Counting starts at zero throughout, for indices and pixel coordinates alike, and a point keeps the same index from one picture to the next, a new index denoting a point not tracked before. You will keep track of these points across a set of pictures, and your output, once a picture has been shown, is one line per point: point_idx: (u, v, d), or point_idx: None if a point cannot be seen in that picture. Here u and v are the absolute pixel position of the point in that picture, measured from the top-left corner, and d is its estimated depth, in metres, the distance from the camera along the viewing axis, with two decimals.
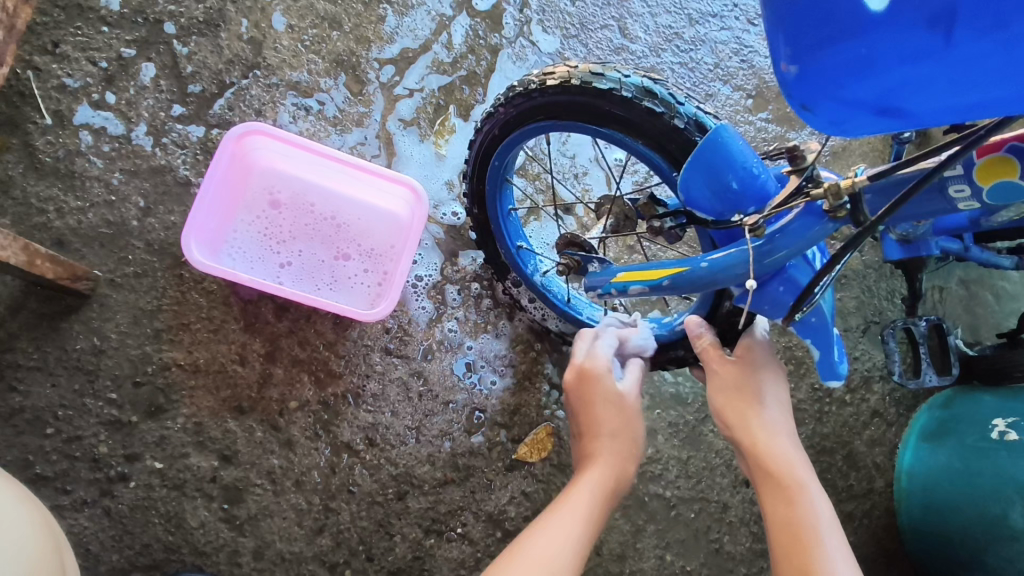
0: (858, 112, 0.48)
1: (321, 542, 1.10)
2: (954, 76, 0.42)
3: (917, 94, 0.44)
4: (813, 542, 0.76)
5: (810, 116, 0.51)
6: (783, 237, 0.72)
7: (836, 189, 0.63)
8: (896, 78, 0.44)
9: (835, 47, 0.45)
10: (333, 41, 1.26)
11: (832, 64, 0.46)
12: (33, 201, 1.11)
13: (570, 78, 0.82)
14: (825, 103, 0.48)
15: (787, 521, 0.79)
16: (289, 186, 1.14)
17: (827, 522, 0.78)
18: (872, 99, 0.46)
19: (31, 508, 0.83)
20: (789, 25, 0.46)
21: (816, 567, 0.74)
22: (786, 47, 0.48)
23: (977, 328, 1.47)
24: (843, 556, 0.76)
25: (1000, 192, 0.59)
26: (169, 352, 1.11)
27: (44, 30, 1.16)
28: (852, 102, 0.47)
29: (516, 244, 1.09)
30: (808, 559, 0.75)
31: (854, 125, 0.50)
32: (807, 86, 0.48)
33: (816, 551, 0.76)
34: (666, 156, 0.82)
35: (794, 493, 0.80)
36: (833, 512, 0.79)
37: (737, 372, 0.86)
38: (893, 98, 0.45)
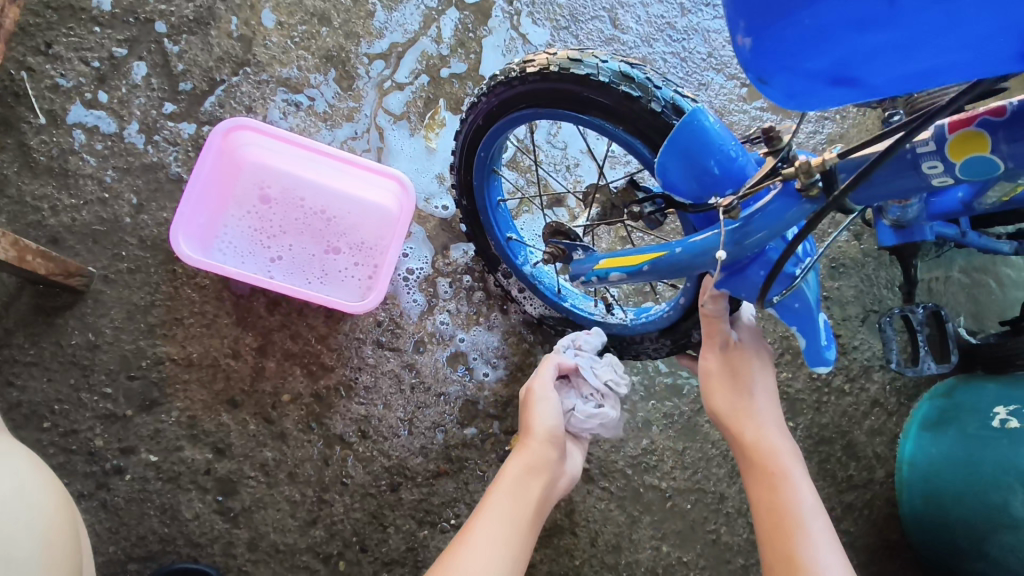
0: (814, 84, 0.48)
1: (315, 533, 1.11)
2: (904, 40, 0.42)
3: (869, 61, 0.45)
4: (796, 527, 0.76)
5: (768, 90, 0.51)
6: (760, 219, 0.71)
7: (807, 167, 0.62)
8: (847, 46, 0.44)
9: (788, 17, 0.45)
10: (323, 38, 1.27)
11: (784, 34, 0.46)
12: (29, 199, 1.13)
13: (549, 65, 0.82)
14: (782, 76, 0.48)
15: (770, 507, 0.79)
16: (279, 181, 1.15)
17: (811, 507, 0.78)
18: (826, 70, 0.47)
19: (47, 483, 0.84)
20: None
21: (797, 551, 0.74)
22: (741, 21, 0.47)
23: (979, 316, 1.45)
24: (827, 539, 0.76)
25: (972, 167, 0.59)
26: (163, 347, 1.12)
27: (37, 31, 1.18)
28: (807, 74, 0.47)
29: (505, 235, 1.08)
30: (790, 543, 0.76)
31: (812, 97, 0.50)
32: (763, 59, 0.48)
33: (799, 535, 0.76)
34: (646, 141, 0.82)
35: (778, 480, 0.80)
36: (818, 499, 0.79)
37: (729, 360, 0.86)
38: (847, 68, 0.46)
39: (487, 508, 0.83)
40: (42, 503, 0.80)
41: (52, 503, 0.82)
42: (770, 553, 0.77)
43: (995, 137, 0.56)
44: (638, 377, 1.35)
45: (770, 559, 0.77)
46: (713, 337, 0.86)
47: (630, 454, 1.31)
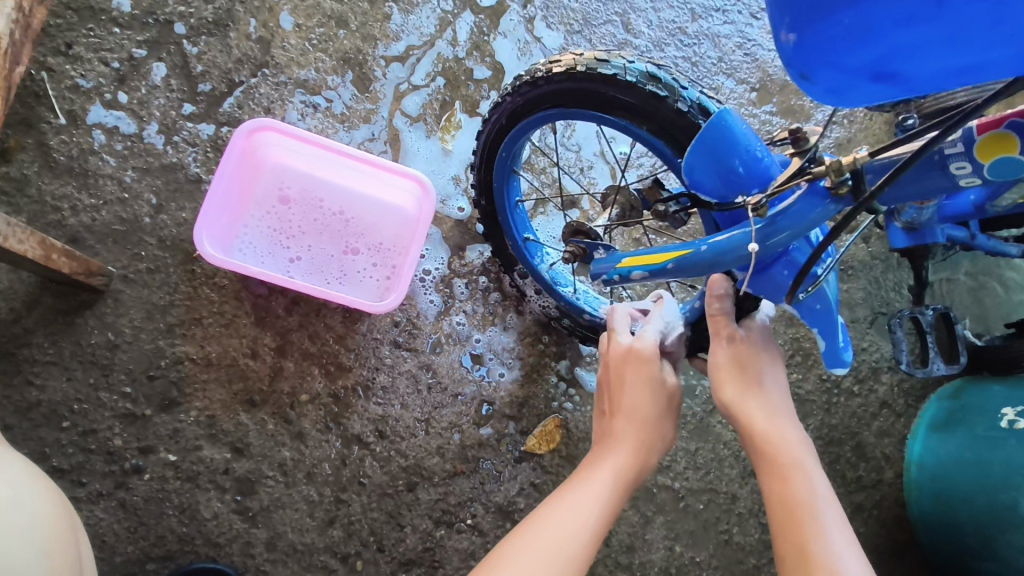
0: (854, 79, 0.49)
1: (333, 533, 1.11)
2: (947, 38, 0.43)
3: (910, 58, 0.46)
4: (809, 518, 0.76)
5: (809, 85, 0.52)
6: (785, 219, 0.72)
7: (837, 165, 0.64)
8: (890, 44, 0.45)
9: (833, 14, 0.46)
10: (340, 40, 1.27)
11: (826, 32, 0.47)
12: (48, 199, 1.13)
13: (576, 65, 0.83)
14: (823, 71, 0.50)
15: (782, 497, 0.79)
16: (298, 182, 1.15)
17: (824, 497, 0.78)
18: (867, 66, 0.48)
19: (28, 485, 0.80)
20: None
21: (810, 542, 0.74)
22: (786, 18, 0.49)
23: (984, 319, 1.47)
24: (841, 530, 0.76)
25: (1000, 168, 0.60)
26: (182, 347, 1.12)
27: (57, 32, 1.18)
28: (847, 69, 0.48)
29: (523, 235, 1.10)
30: (804, 533, 0.76)
31: (852, 92, 0.51)
32: (805, 55, 0.50)
33: (811, 525, 0.76)
34: (671, 142, 0.83)
35: (789, 471, 0.80)
36: (831, 488, 0.79)
37: (736, 351, 0.87)
38: (887, 63, 0.47)
39: (545, 519, 0.79)
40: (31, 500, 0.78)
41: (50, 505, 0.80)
42: (784, 545, 0.77)
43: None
44: None
45: (783, 551, 0.77)
46: (717, 331, 0.87)
47: None
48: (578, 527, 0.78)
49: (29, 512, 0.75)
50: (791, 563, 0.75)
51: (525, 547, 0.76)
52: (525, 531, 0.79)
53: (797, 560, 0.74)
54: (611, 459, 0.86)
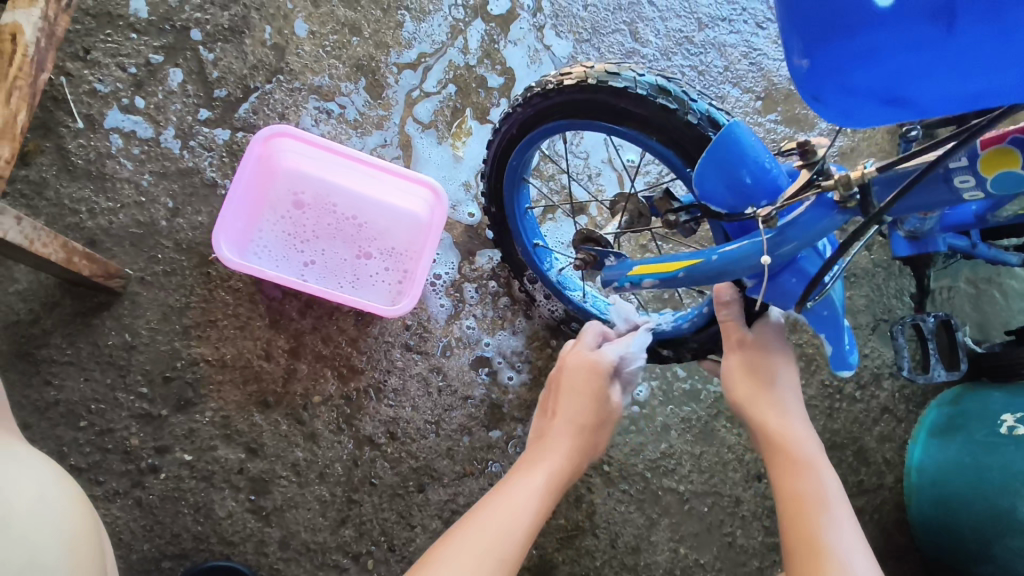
0: (864, 103, 0.51)
1: (345, 532, 1.13)
2: (956, 64, 0.45)
3: (921, 84, 0.47)
4: (819, 513, 0.78)
5: (821, 107, 0.54)
6: (793, 230, 0.75)
7: (846, 180, 0.66)
8: (901, 68, 0.47)
9: (845, 39, 0.48)
10: (353, 47, 1.29)
11: (839, 54, 0.49)
12: (67, 202, 1.15)
13: (586, 77, 0.86)
14: (836, 94, 0.52)
15: (792, 493, 0.81)
16: (312, 186, 1.17)
17: (834, 494, 0.80)
18: (877, 90, 0.50)
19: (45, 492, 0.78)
20: (800, 22, 0.50)
21: (819, 534, 0.76)
22: (799, 42, 0.51)
23: (984, 326, 1.49)
24: (850, 526, 0.77)
25: (1003, 182, 0.62)
26: (197, 349, 1.14)
27: (76, 37, 1.20)
28: (858, 93, 0.51)
29: (532, 242, 1.12)
30: (814, 527, 0.77)
31: (863, 116, 0.52)
32: (817, 79, 0.52)
33: (821, 520, 0.77)
34: (681, 152, 0.85)
35: (800, 468, 0.83)
36: (841, 487, 0.81)
37: (747, 353, 0.89)
38: (898, 87, 0.48)
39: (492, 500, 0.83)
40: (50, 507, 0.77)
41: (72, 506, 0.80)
42: (793, 538, 0.79)
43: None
44: (657, 382, 1.38)
45: (792, 544, 0.78)
46: (729, 335, 0.89)
47: (649, 458, 1.34)
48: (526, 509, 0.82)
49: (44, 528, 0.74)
50: (799, 554, 0.76)
51: (477, 521, 0.79)
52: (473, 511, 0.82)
53: (805, 551, 0.76)
54: (549, 456, 0.91)
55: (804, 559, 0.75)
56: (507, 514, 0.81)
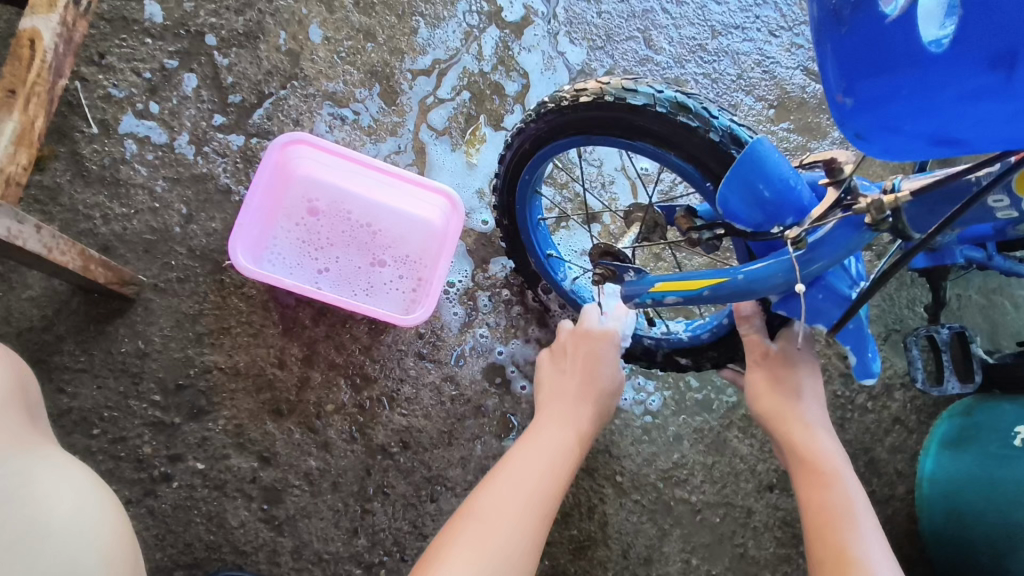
0: (914, 141, 0.49)
1: (357, 542, 1.12)
2: (1015, 110, 0.43)
3: (973, 127, 0.46)
4: (848, 524, 0.77)
5: (864, 144, 0.52)
6: (821, 249, 0.76)
7: (879, 204, 0.65)
8: (952, 114, 0.45)
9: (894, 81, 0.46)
10: (368, 53, 1.29)
11: (885, 97, 0.47)
12: (81, 207, 1.14)
13: (603, 94, 0.85)
14: (880, 133, 0.50)
15: (820, 504, 0.80)
16: (326, 193, 1.16)
17: (861, 505, 0.79)
18: (929, 131, 0.48)
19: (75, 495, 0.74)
20: (845, 62, 0.48)
21: (848, 544, 0.75)
22: (842, 81, 0.49)
23: (996, 336, 1.48)
24: (879, 538, 0.76)
25: None
26: (210, 356, 1.13)
27: (91, 42, 1.20)
28: (908, 132, 0.49)
29: (545, 252, 1.12)
30: (842, 536, 0.76)
31: (909, 152, 0.51)
32: (862, 117, 0.50)
33: (849, 530, 0.77)
34: (703, 168, 0.84)
35: (826, 479, 0.82)
36: (868, 498, 0.80)
37: (772, 365, 0.88)
38: (948, 130, 0.47)
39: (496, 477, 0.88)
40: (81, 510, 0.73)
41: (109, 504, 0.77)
42: (820, 549, 0.78)
43: None
44: (669, 391, 1.37)
45: (819, 556, 0.77)
46: (753, 347, 0.88)
47: (661, 468, 1.33)
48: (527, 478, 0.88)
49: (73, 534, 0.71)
50: (826, 565, 0.75)
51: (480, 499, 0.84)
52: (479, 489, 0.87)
53: (835, 563, 0.75)
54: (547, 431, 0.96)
55: (833, 568, 0.74)
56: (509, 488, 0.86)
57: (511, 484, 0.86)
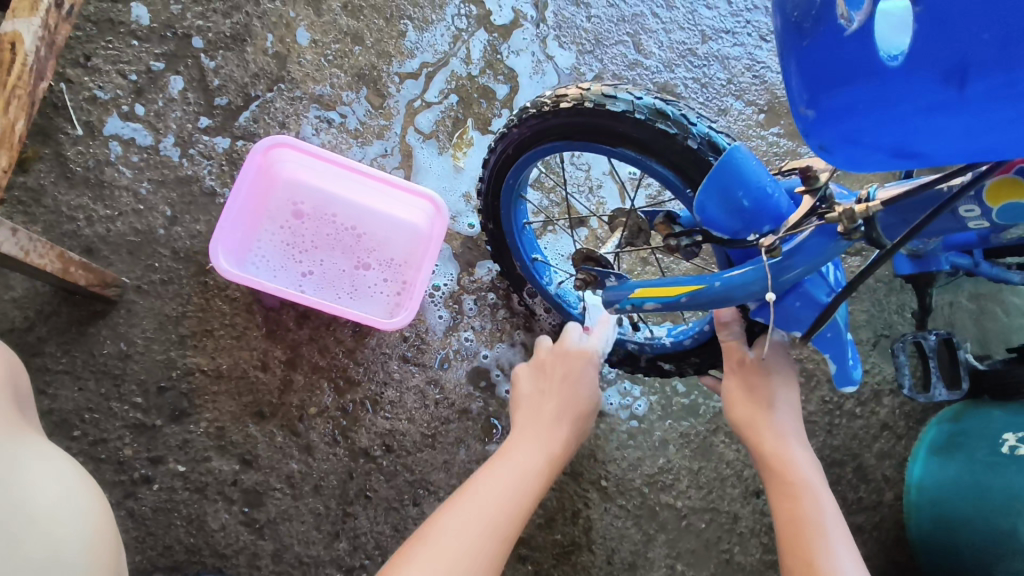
0: (873, 155, 0.49)
1: (339, 546, 1.12)
2: (970, 124, 0.42)
3: (932, 139, 0.45)
4: (817, 537, 0.77)
5: (827, 156, 0.51)
6: (798, 257, 0.75)
7: (850, 213, 0.64)
8: (911, 125, 0.45)
9: (853, 92, 0.46)
10: (355, 56, 1.29)
11: (846, 108, 0.47)
12: (64, 209, 1.14)
13: (583, 100, 0.85)
14: (842, 145, 0.49)
15: (791, 516, 0.80)
16: (311, 197, 1.16)
17: (831, 517, 0.79)
18: (888, 144, 0.47)
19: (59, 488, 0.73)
20: (807, 71, 0.48)
21: (818, 558, 0.75)
22: (804, 91, 0.49)
23: (986, 342, 1.48)
24: (848, 552, 0.76)
25: (1009, 212, 0.61)
26: (193, 358, 1.13)
27: (78, 44, 1.20)
28: (867, 145, 0.48)
29: (531, 257, 1.11)
30: (812, 550, 0.76)
31: (871, 165, 0.50)
32: (824, 129, 0.49)
33: (820, 543, 0.76)
34: (681, 176, 0.84)
35: (798, 490, 0.82)
36: (839, 510, 0.80)
37: (747, 374, 0.88)
38: (908, 142, 0.46)
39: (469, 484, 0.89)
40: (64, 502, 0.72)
41: (97, 500, 0.76)
42: (792, 562, 0.78)
43: None
44: (656, 396, 1.37)
45: (791, 569, 0.77)
46: (730, 356, 0.88)
47: (646, 473, 1.33)
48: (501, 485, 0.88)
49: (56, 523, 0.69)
50: None
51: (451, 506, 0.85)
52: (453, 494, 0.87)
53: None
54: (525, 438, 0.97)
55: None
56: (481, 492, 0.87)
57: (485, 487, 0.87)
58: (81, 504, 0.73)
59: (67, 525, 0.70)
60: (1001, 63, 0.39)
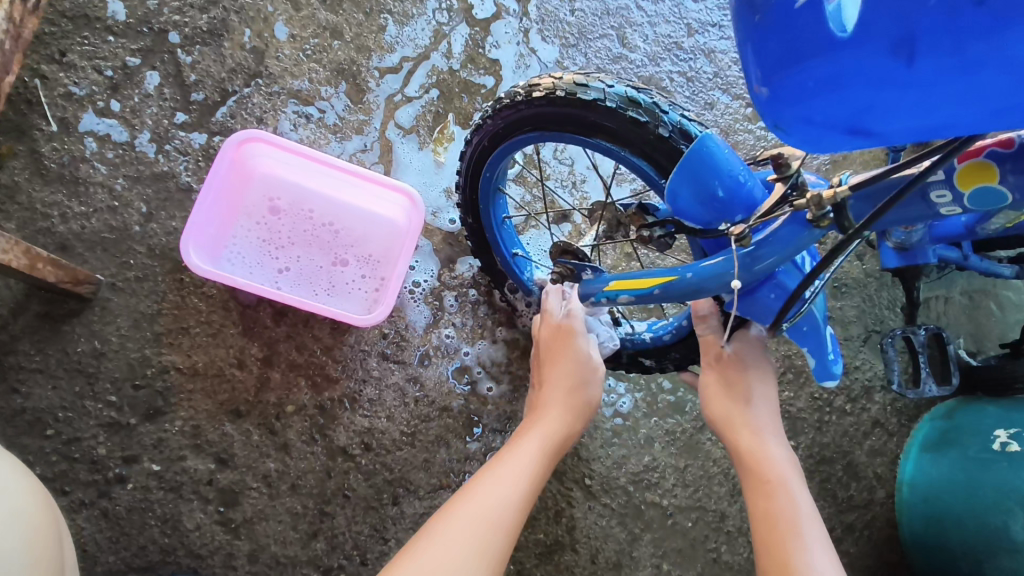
0: (826, 133, 0.48)
1: (316, 546, 1.10)
2: (920, 98, 0.43)
3: (885, 116, 0.45)
4: (791, 534, 0.75)
5: (783, 136, 0.51)
6: (769, 246, 0.73)
7: (818, 199, 0.63)
8: (864, 101, 0.45)
9: (805, 69, 0.45)
10: (334, 51, 1.28)
11: (799, 86, 0.46)
12: (38, 206, 1.13)
13: (555, 89, 0.84)
14: (797, 125, 0.49)
15: (766, 513, 0.78)
16: (288, 192, 1.15)
17: (807, 514, 0.77)
18: (841, 122, 0.47)
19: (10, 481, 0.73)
20: (757, 49, 0.47)
21: (791, 557, 0.73)
22: (755, 70, 0.48)
23: (980, 338, 1.45)
24: (823, 549, 0.74)
25: (980, 197, 0.59)
26: (168, 356, 1.12)
27: (52, 40, 1.19)
28: (821, 123, 0.48)
29: (511, 252, 1.10)
30: (786, 548, 0.74)
31: (827, 144, 0.50)
32: (778, 108, 0.48)
33: (794, 541, 0.74)
34: (655, 165, 0.82)
35: (774, 487, 0.80)
36: (816, 508, 0.78)
37: (724, 369, 0.87)
38: (862, 119, 0.46)
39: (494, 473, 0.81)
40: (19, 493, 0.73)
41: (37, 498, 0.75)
42: (766, 561, 0.76)
43: (1003, 169, 0.57)
44: (641, 393, 1.35)
45: (765, 569, 0.75)
46: (707, 350, 0.87)
47: (631, 471, 1.31)
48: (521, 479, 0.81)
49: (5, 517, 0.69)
50: None
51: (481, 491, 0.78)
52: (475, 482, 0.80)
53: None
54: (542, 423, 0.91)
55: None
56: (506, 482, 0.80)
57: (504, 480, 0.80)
58: (19, 499, 0.72)
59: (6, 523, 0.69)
60: (949, 32, 0.39)
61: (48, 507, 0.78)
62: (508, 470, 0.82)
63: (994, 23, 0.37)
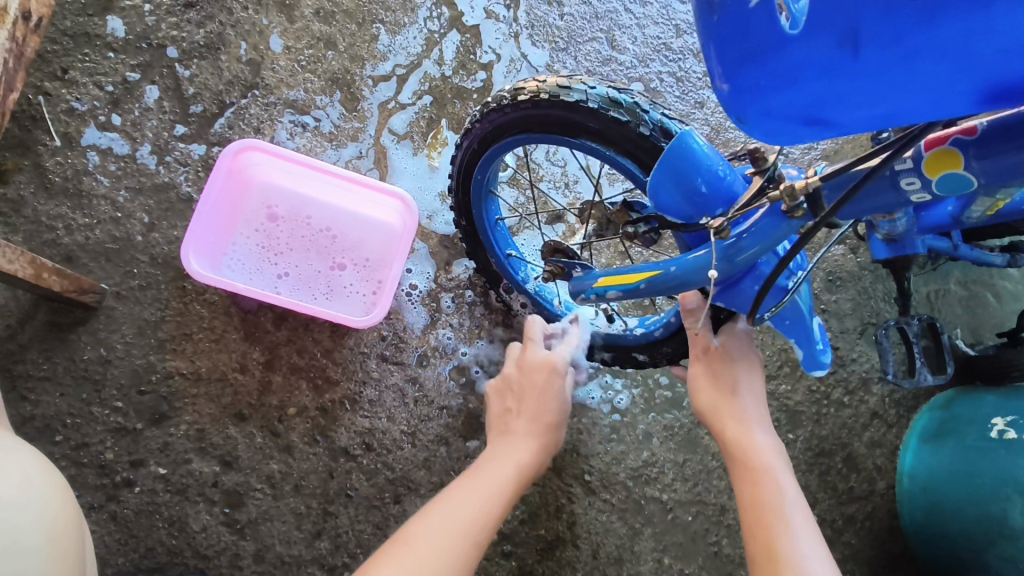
0: (789, 124, 0.51)
1: (320, 545, 1.12)
2: (870, 86, 0.45)
3: (838, 106, 0.48)
4: (777, 519, 0.77)
5: (746, 128, 0.53)
6: (749, 238, 0.74)
7: (791, 190, 0.65)
8: (818, 93, 0.47)
9: (761, 66, 0.47)
10: (328, 61, 1.31)
11: (757, 80, 0.48)
12: (44, 219, 1.17)
13: (539, 91, 0.86)
14: (758, 118, 0.51)
15: (752, 499, 0.80)
16: (285, 200, 1.18)
17: (793, 499, 0.79)
18: (800, 112, 0.50)
19: (43, 476, 0.77)
20: (716, 46, 0.49)
21: (779, 541, 0.75)
22: (717, 66, 0.50)
23: (977, 328, 1.45)
24: (809, 533, 0.76)
25: (947, 182, 0.61)
26: (172, 362, 1.15)
27: (54, 58, 1.22)
28: (782, 115, 0.50)
29: (505, 253, 1.12)
30: (773, 532, 0.76)
31: (787, 135, 0.53)
32: (740, 102, 0.51)
33: (780, 525, 0.76)
34: (637, 163, 0.84)
35: (760, 474, 0.82)
36: (801, 493, 0.80)
37: (711, 361, 0.89)
38: (817, 110, 0.49)
39: (459, 489, 0.86)
40: (48, 488, 0.76)
41: (62, 497, 0.78)
42: (754, 546, 0.77)
43: (966, 155, 0.58)
44: (639, 390, 1.36)
45: (754, 554, 0.76)
46: (695, 343, 0.89)
47: (630, 466, 1.32)
48: (494, 501, 0.85)
49: (33, 507, 0.72)
50: (760, 564, 0.75)
51: (447, 504, 0.82)
52: (440, 498, 0.84)
53: (766, 559, 0.74)
54: (512, 449, 0.95)
55: (764, 567, 0.74)
56: (472, 502, 0.83)
57: (471, 501, 0.83)
58: (45, 495, 0.75)
59: (33, 515, 0.72)
60: (888, 27, 0.41)
61: (73, 508, 0.80)
62: (477, 487, 0.86)
63: (927, 13, 0.40)
